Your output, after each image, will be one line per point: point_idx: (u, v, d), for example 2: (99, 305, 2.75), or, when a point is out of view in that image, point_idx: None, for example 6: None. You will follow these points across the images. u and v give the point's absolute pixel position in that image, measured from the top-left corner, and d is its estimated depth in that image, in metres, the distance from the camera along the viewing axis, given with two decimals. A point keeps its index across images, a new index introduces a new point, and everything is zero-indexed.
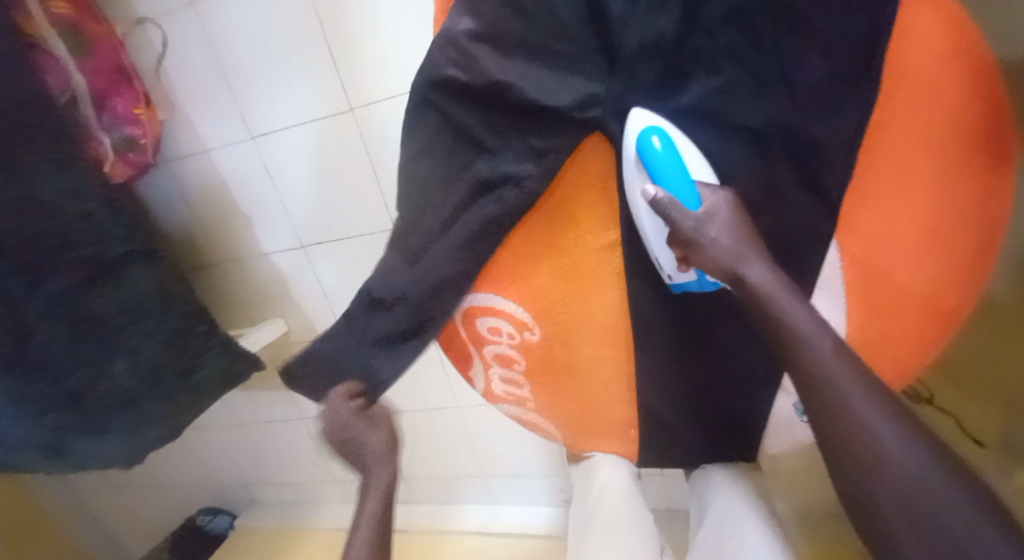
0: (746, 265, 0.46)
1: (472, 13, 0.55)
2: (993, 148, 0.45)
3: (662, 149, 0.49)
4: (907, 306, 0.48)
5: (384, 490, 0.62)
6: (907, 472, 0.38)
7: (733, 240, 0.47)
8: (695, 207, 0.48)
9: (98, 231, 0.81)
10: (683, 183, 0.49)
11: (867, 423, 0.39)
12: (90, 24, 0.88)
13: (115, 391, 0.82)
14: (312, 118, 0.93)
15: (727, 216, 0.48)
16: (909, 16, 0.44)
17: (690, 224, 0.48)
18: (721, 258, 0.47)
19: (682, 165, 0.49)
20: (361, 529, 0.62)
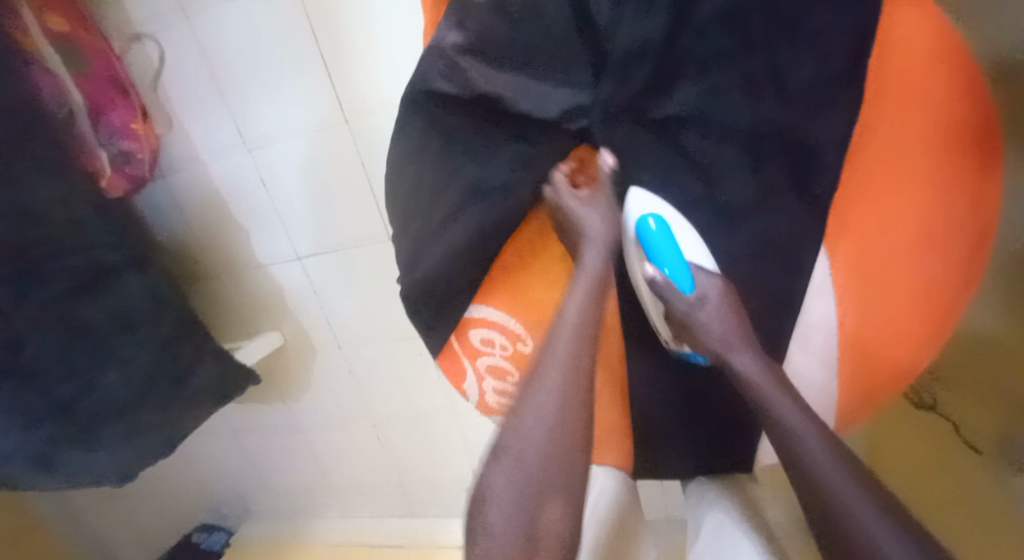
0: (735, 353, 0.50)
1: (459, 26, 0.54)
2: (986, 152, 0.43)
3: (656, 229, 0.53)
4: (897, 312, 0.48)
5: (569, 358, 0.50)
6: (845, 507, 0.39)
7: (722, 329, 0.51)
8: (689, 290, 0.52)
9: (90, 239, 0.81)
10: (678, 266, 0.53)
11: (815, 462, 0.42)
12: (85, 37, 0.88)
13: (107, 402, 0.81)
14: (306, 129, 0.93)
15: (716, 306, 0.52)
16: (890, 21, 0.44)
17: (683, 307, 0.52)
18: (710, 343, 0.51)
19: (679, 250, 0.53)
20: (516, 440, 0.47)
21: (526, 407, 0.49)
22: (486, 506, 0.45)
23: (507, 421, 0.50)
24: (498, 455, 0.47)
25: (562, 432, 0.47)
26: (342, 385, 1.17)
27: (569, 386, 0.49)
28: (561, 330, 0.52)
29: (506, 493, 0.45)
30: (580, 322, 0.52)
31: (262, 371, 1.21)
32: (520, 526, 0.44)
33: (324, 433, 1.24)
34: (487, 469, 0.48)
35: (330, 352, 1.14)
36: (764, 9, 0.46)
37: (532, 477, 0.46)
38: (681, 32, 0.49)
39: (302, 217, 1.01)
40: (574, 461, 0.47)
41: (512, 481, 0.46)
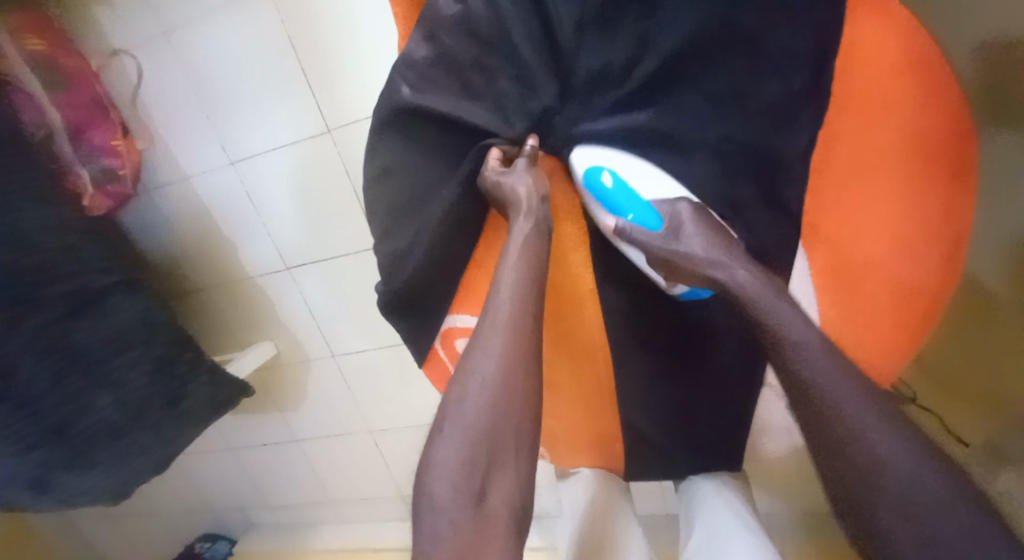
0: (721, 270, 0.46)
1: (428, 38, 0.54)
2: (957, 159, 0.45)
3: (604, 180, 0.51)
4: (883, 315, 0.49)
5: (510, 322, 0.49)
6: (867, 443, 0.37)
7: (705, 248, 0.47)
8: (658, 227, 0.50)
9: (79, 263, 0.82)
10: (640, 205, 0.51)
11: (835, 398, 0.39)
12: (64, 58, 0.88)
13: (102, 424, 0.82)
14: (288, 143, 0.93)
15: (696, 235, 0.48)
16: (856, 35, 0.45)
17: (658, 243, 0.49)
18: (699, 269, 0.47)
19: (634, 194, 0.51)
20: (457, 410, 0.45)
21: (465, 380, 0.47)
22: (430, 471, 0.43)
23: (448, 393, 0.47)
24: (442, 422, 0.45)
25: (502, 399, 0.46)
26: (337, 395, 1.17)
27: (510, 353, 0.48)
28: (495, 299, 0.50)
29: (453, 454, 0.43)
30: (516, 287, 0.50)
31: (257, 383, 1.22)
32: (461, 486, 0.41)
33: (321, 442, 1.25)
34: (434, 436, 0.45)
35: (324, 362, 1.14)
36: (727, 26, 0.46)
37: (475, 443, 0.43)
38: (646, 51, 0.50)
39: (289, 229, 1.01)
40: (513, 427, 0.46)
41: (456, 447, 0.43)
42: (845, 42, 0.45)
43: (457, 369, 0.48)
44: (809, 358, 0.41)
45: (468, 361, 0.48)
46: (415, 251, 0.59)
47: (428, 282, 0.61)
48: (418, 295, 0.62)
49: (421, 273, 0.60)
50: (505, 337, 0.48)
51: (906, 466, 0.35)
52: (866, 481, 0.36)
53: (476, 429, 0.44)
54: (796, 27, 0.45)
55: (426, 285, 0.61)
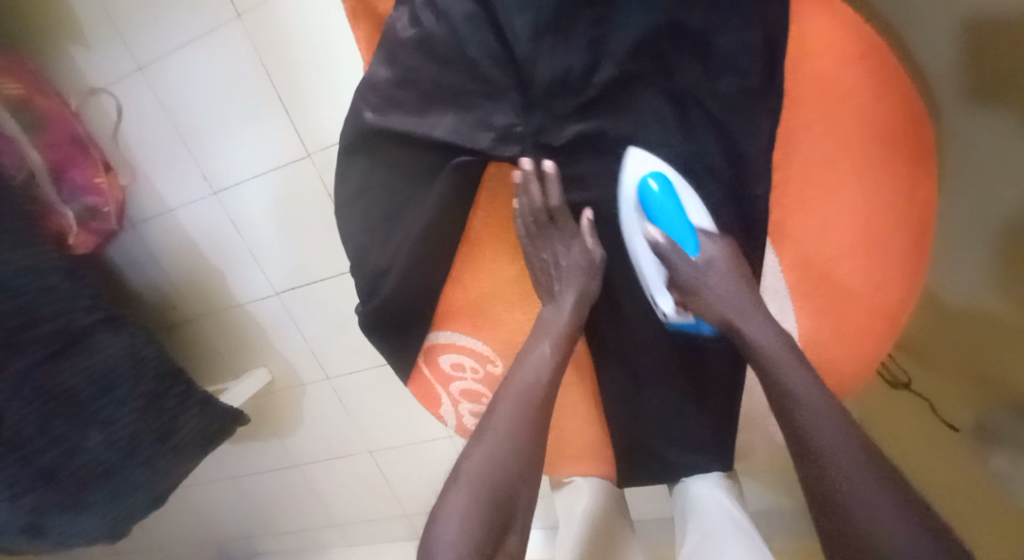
0: (746, 321, 0.49)
1: (388, 60, 0.55)
2: (918, 151, 0.45)
3: (660, 196, 0.52)
4: (862, 307, 0.49)
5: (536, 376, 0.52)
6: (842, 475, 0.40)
7: (732, 296, 0.50)
8: (695, 254, 0.53)
9: (63, 302, 0.82)
10: (684, 227, 0.53)
11: (820, 439, 0.42)
12: (41, 101, 0.89)
13: (92, 464, 0.82)
14: (269, 168, 0.93)
15: (716, 278, 0.52)
16: (802, 31, 0.46)
17: (693, 270, 0.52)
18: (717, 306, 0.51)
19: (682, 215, 0.53)
20: (469, 462, 0.48)
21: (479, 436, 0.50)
22: (435, 522, 0.45)
23: (471, 444, 0.50)
24: (454, 477, 0.48)
25: (515, 453, 0.49)
26: (334, 418, 1.17)
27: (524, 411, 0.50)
28: (520, 365, 0.53)
29: (459, 505, 0.45)
30: (544, 353, 0.53)
31: (254, 410, 1.22)
32: (470, 533, 0.44)
33: (321, 466, 1.25)
34: (445, 490, 0.48)
35: (319, 385, 1.14)
36: (680, 29, 0.48)
37: (485, 494, 0.46)
38: (600, 59, 0.50)
39: (276, 255, 1.01)
40: (518, 486, 0.48)
41: (458, 502, 0.46)
42: (792, 39, 0.46)
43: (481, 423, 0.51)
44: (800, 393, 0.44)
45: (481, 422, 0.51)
46: (396, 269, 0.60)
47: (410, 301, 0.61)
48: (400, 312, 0.62)
49: (402, 292, 0.61)
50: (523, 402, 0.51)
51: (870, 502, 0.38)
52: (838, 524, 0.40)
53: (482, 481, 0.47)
54: (747, 23, 0.46)
55: (408, 304, 0.61)
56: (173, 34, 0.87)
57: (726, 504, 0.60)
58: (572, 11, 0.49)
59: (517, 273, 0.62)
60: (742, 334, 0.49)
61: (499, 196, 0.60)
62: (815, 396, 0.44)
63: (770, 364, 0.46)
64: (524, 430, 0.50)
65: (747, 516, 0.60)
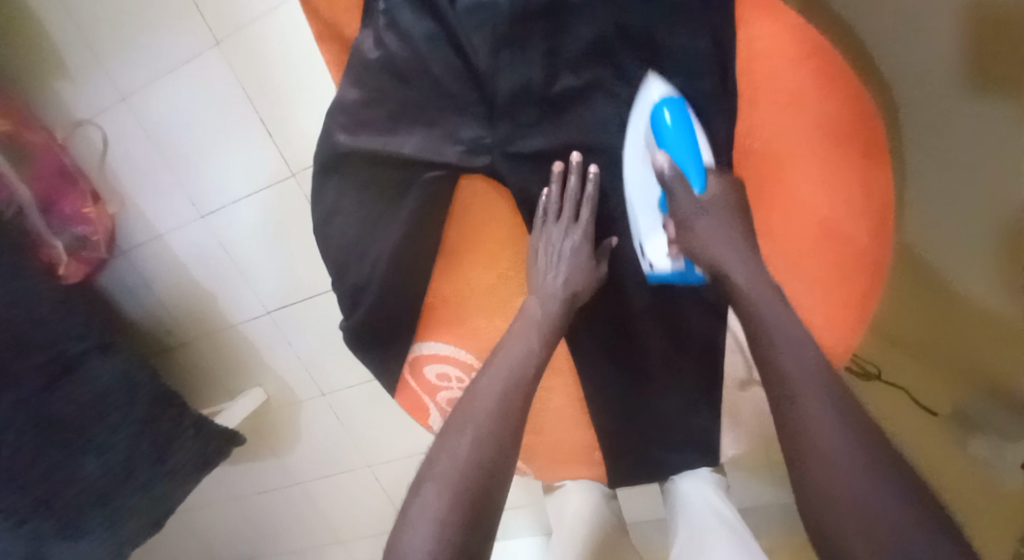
0: (732, 261, 0.49)
1: (356, 82, 0.56)
2: (871, 141, 0.48)
3: (673, 125, 0.51)
4: (836, 297, 0.51)
5: (523, 351, 0.52)
6: (837, 461, 0.38)
7: (721, 237, 0.50)
8: (700, 192, 0.51)
9: (56, 331, 0.83)
10: (691, 161, 0.51)
11: (820, 425, 0.39)
12: (29, 135, 0.91)
13: (88, 492, 0.83)
14: (253, 190, 0.94)
15: (715, 218, 0.50)
16: (750, 36, 0.49)
17: (690, 203, 0.51)
18: (709, 249, 0.50)
19: (693, 143, 0.51)
20: (442, 459, 0.46)
21: (452, 433, 0.47)
22: (407, 520, 0.43)
23: (455, 414, 0.49)
24: (426, 476, 0.46)
25: (499, 422, 0.48)
26: (332, 434, 1.17)
27: (501, 409, 0.48)
28: (496, 361, 0.52)
29: (431, 506, 0.43)
30: (521, 351, 0.52)
31: (251, 430, 1.22)
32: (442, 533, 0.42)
33: (322, 482, 1.25)
34: (415, 489, 0.46)
35: (315, 402, 1.14)
36: (627, 33, 0.51)
37: (469, 462, 0.45)
38: (558, 68, 0.53)
39: (265, 275, 1.02)
40: (494, 487, 0.46)
41: (440, 484, 0.44)
42: (743, 43, 0.49)
43: (466, 393, 0.51)
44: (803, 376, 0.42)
45: (453, 415, 0.49)
46: (377, 281, 0.61)
47: (393, 313, 0.63)
48: (386, 321, 0.63)
49: (386, 303, 0.62)
50: (510, 372, 0.51)
51: (866, 490, 0.36)
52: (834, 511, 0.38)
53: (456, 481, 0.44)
54: (693, 30, 0.50)
55: (392, 315, 0.63)
56: (154, 64, 0.88)
57: (715, 500, 0.61)
58: (528, 24, 0.52)
59: (495, 284, 0.62)
60: (726, 277, 0.49)
61: (473, 209, 0.60)
62: (816, 377, 0.42)
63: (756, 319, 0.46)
64: (510, 400, 0.49)
65: (736, 510, 0.60)
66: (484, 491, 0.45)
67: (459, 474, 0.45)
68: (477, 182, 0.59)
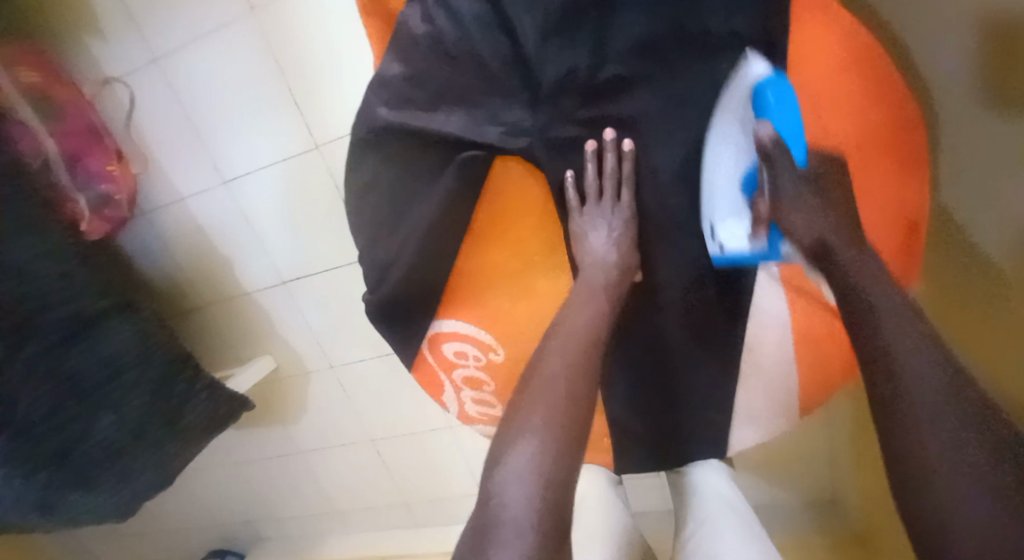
0: (837, 234, 0.50)
1: (401, 58, 0.59)
2: (911, 153, 0.50)
3: (778, 100, 0.51)
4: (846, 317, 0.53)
5: (599, 303, 0.55)
6: (932, 453, 0.37)
7: (826, 211, 0.50)
8: (802, 164, 0.52)
9: (74, 289, 0.85)
10: (794, 136, 0.52)
11: (914, 387, 0.39)
12: (57, 88, 0.91)
13: (102, 446, 0.85)
14: (277, 160, 0.95)
15: (815, 198, 0.51)
16: (799, 34, 0.50)
17: (798, 179, 0.51)
18: (816, 223, 0.50)
19: (797, 118, 0.51)
20: (519, 423, 0.48)
21: (535, 400, 0.49)
22: (498, 475, 0.45)
23: (543, 353, 0.53)
24: (517, 433, 0.47)
25: (585, 365, 0.51)
26: (338, 406, 1.19)
27: (576, 377, 0.50)
28: (556, 339, 0.53)
29: (521, 463, 0.45)
30: (591, 304, 0.55)
31: (258, 397, 1.24)
32: (537, 488, 0.43)
33: (323, 453, 1.27)
34: (504, 451, 0.48)
35: (323, 373, 1.16)
36: (674, 25, 0.52)
37: (566, 405, 0.48)
38: (604, 60, 0.54)
39: (283, 244, 1.03)
40: (581, 443, 0.48)
41: (537, 426, 0.47)
42: (791, 43, 0.51)
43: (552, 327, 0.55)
44: (906, 341, 0.41)
45: (529, 384, 0.51)
46: (410, 257, 0.63)
47: (414, 289, 0.64)
48: (405, 297, 0.65)
49: (410, 277, 0.64)
50: (592, 316, 0.54)
51: (949, 446, 0.36)
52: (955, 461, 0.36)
53: (551, 438, 0.46)
54: (741, 29, 0.51)
55: (412, 291, 0.64)
56: (185, 27, 0.89)
57: (727, 491, 0.66)
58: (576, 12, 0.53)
59: (516, 268, 0.62)
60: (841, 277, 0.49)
61: (503, 190, 0.61)
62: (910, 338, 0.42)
63: (843, 271, 0.49)
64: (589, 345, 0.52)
65: (741, 498, 0.66)
66: (580, 430, 0.48)
67: (565, 417, 0.48)
68: (512, 165, 0.60)
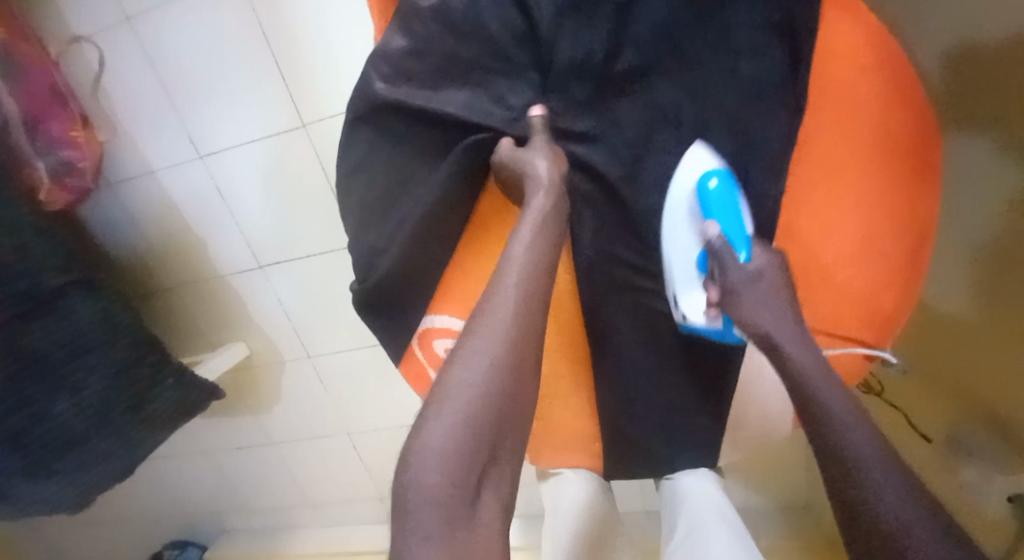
0: (782, 331, 0.45)
1: (405, 30, 0.54)
2: (921, 163, 0.47)
3: (719, 193, 0.51)
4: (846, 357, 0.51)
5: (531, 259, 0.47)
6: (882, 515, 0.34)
7: (767, 311, 0.47)
8: (746, 260, 0.50)
9: (33, 262, 0.78)
10: (735, 228, 0.51)
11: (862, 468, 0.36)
12: (22, 46, 0.83)
13: (57, 431, 0.80)
14: (259, 136, 0.89)
15: (761, 288, 0.48)
16: (828, 32, 0.47)
17: (737, 278, 0.49)
18: (758, 319, 0.47)
19: (736, 209, 0.52)
20: (447, 398, 0.38)
21: (468, 357, 0.41)
22: (411, 463, 0.36)
23: (477, 307, 0.44)
24: (431, 410, 0.38)
25: (524, 315, 0.44)
26: (313, 396, 1.14)
27: (505, 370, 0.41)
28: (495, 297, 0.45)
29: (444, 446, 0.36)
30: (535, 252, 0.48)
31: (228, 385, 1.18)
32: (458, 481, 0.35)
33: (296, 444, 1.22)
34: (419, 423, 0.38)
35: (300, 362, 1.11)
36: (698, 15, 0.49)
37: (501, 370, 0.41)
38: (621, 48, 0.51)
39: (261, 225, 0.98)
40: (510, 415, 0.41)
41: (460, 405, 0.38)
42: (820, 38, 0.47)
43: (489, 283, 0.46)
44: (854, 431, 0.38)
45: (448, 368, 0.40)
46: (402, 245, 0.58)
47: (407, 280, 0.61)
48: (397, 289, 0.61)
49: (404, 268, 0.60)
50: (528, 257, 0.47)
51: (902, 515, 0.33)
52: (884, 522, 0.33)
53: (472, 414, 0.38)
54: (767, 22, 0.48)
55: (405, 281, 0.61)
56: None
57: (712, 492, 0.62)
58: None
59: None
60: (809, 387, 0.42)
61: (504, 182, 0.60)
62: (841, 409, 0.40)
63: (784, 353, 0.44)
64: None
65: (734, 508, 0.61)
66: (512, 402, 0.41)
67: (495, 386, 0.40)
68: None
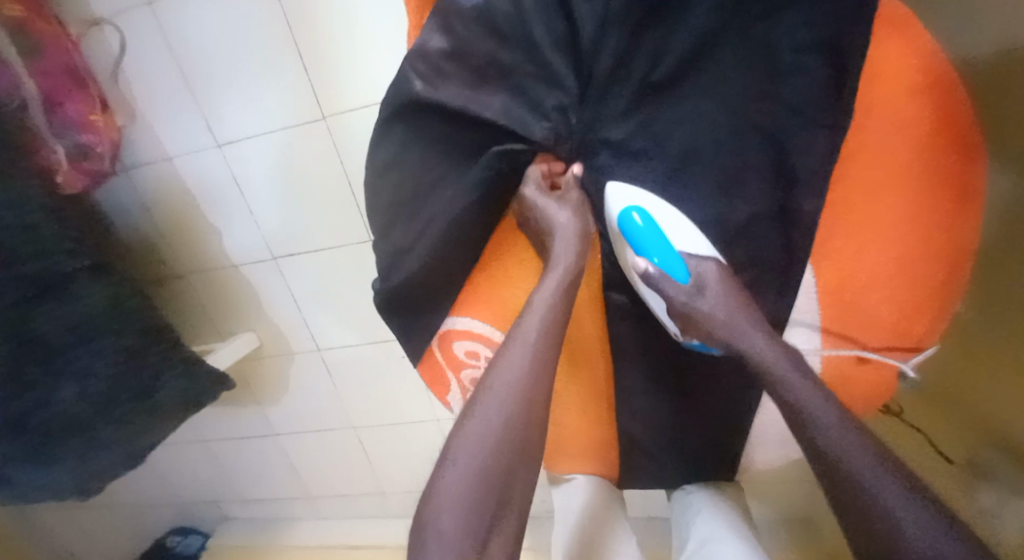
0: (743, 338, 0.47)
1: (443, 29, 0.54)
2: (962, 188, 0.46)
3: (642, 225, 0.52)
4: (867, 377, 0.53)
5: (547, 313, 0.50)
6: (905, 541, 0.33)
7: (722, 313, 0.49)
8: (684, 280, 0.51)
9: (46, 244, 0.78)
10: (671, 257, 0.52)
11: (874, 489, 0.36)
12: (40, 24, 0.82)
13: (65, 417, 0.79)
14: (278, 128, 0.89)
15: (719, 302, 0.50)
16: (880, 51, 0.46)
17: (682, 297, 0.51)
18: (718, 333, 0.49)
19: (663, 239, 0.52)
20: (462, 449, 0.43)
21: (480, 412, 0.45)
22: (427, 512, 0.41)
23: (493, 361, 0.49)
24: (447, 461, 0.43)
25: (537, 369, 0.48)
26: (320, 390, 1.14)
27: (513, 428, 0.45)
28: (510, 351, 0.49)
29: (456, 493, 0.41)
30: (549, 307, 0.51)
31: (236, 376, 1.18)
32: (470, 527, 0.40)
33: (300, 437, 1.22)
34: (436, 472, 0.44)
35: (308, 355, 1.11)
36: (745, 29, 0.48)
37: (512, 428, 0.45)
38: (660, 58, 0.50)
39: (277, 217, 0.97)
40: (522, 465, 0.45)
41: (472, 459, 0.43)
42: (869, 57, 0.46)
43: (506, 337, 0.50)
44: (853, 457, 0.38)
45: (460, 425, 0.45)
46: (427, 249, 0.58)
47: (430, 283, 0.61)
48: (420, 291, 0.61)
49: (428, 271, 0.60)
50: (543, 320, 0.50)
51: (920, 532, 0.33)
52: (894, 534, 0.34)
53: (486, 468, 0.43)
54: (821, 37, 0.46)
55: (429, 285, 0.61)
56: None
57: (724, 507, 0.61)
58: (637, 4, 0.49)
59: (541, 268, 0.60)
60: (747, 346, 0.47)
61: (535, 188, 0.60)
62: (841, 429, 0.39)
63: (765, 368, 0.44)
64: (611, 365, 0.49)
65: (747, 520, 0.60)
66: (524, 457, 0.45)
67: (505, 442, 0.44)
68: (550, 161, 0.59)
